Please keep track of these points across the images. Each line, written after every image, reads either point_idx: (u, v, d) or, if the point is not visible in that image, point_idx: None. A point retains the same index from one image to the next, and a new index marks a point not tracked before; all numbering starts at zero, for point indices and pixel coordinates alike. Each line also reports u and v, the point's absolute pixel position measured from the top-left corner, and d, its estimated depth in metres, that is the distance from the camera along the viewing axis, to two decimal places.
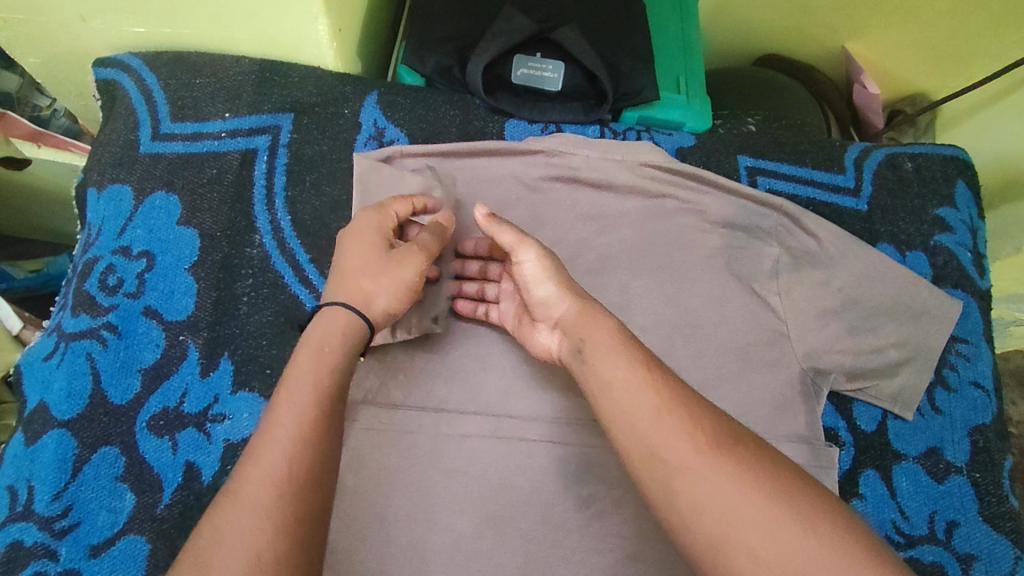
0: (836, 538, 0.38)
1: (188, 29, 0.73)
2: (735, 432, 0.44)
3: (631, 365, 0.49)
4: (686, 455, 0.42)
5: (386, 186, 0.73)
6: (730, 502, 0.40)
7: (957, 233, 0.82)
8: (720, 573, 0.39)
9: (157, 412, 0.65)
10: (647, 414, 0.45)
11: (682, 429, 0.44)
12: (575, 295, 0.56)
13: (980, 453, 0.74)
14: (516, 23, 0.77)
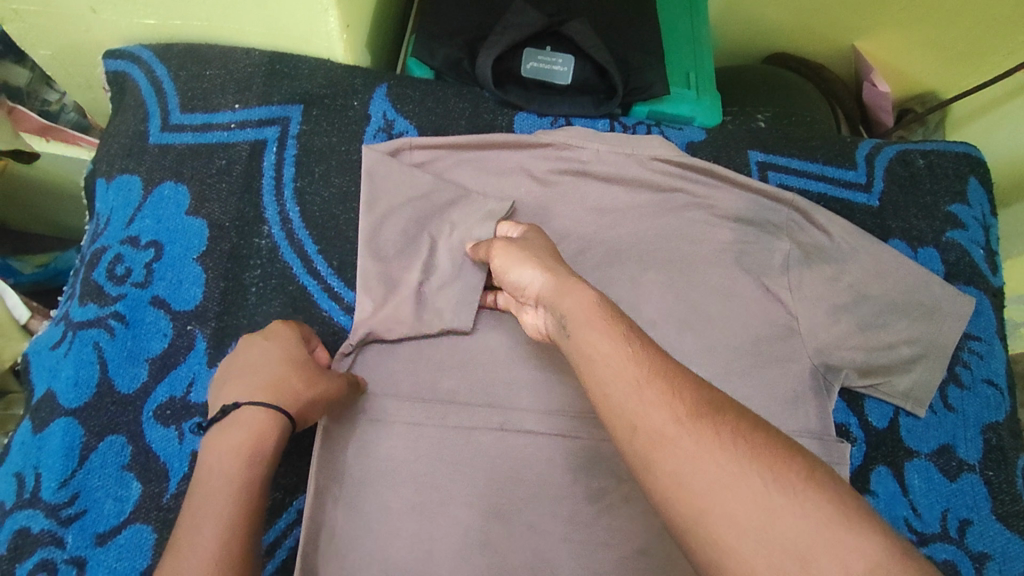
0: (819, 506, 0.36)
1: (199, 21, 0.74)
2: (717, 400, 0.42)
3: (623, 338, 0.47)
4: (662, 422, 0.41)
5: (395, 181, 0.72)
6: (706, 471, 0.38)
7: (969, 230, 0.81)
8: (701, 548, 0.37)
9: (164, 401, 0.65)
10: (628, 387, 0.44)
11: (660, 398, 0.42)
12: (554, 273, 0.57)
13: (993, 451, 0.73)
14: (526, 17, 0.77)
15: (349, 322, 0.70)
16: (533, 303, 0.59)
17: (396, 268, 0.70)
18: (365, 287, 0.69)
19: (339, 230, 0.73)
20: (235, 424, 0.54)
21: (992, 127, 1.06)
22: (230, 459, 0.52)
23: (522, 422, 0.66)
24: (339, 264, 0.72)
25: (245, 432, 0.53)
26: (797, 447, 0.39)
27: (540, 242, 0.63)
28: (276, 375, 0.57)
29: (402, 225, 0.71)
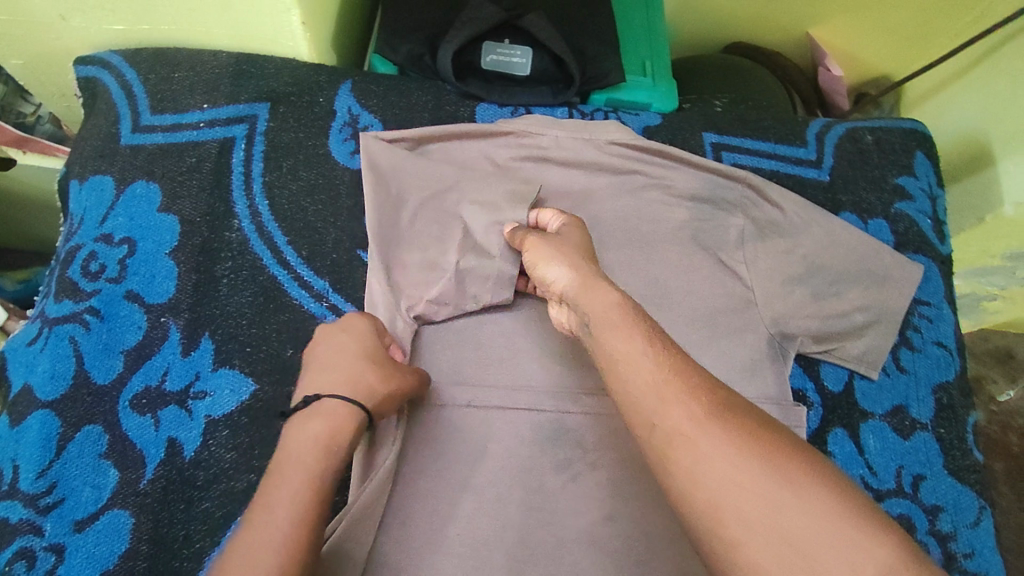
0: (826, 506, 0.38)
1: (167, 25, 0.76)
2: (734, 403, 0.45)
3: (644, 338, 0.50)
4: (682, 421, 0.44)
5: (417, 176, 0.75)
6: (722, 469, 0.41)
7: (916, 202, 0.85)
8: (713, 541, 0.40)
9: (140, 391, 0.66)
10: (650, 386, 0.46)
11: (680, 397, 0.45)
12: (580, 271, 0.59)
13: (944, 410, 0.76)
14: (484, 11, 0.80)
15: (318, 309, 0.72)
16: (558, 298, 0.61)
17: (435, 250, 0.72)
18: (406, 272, 0.72)
19: (308, 222, 0.75)
20: (314, 413, 0.56)
21: (942, 105, 1.10)
22: (310, 448, 0.53)
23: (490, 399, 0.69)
24: (308, 254, 0.74)
25: (325, 421, 0.55)
26: (807, 452, 0.42)
27: (576, 237, 0.65)
28: (351, 370, 0.59)
29: (435, 213, 0.74)
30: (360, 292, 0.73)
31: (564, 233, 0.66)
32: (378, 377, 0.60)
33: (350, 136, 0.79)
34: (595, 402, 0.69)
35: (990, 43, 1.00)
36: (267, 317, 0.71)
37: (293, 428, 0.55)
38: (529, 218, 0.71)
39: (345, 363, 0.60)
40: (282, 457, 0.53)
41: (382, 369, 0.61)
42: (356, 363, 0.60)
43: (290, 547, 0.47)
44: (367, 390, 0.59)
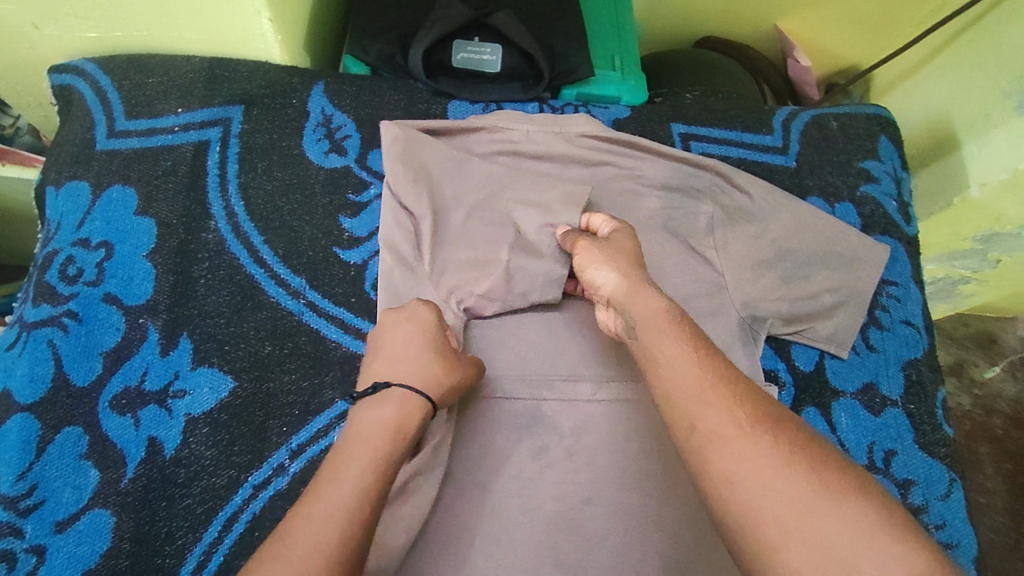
0: (860, 515, 0.40)
1: (140, 31, 0.77)
2: (775, 411, 0.47)
3: (689, 346, 0.53)
4: (722, 425, 0.46)
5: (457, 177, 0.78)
6: (758, 472, 0.43)
7: (881, 184, 0.87)
8: (748, 541, 0.41)
9: (119, 391, 0.67)
10: (691, 390, 0.49)
11: (721, 403, 0.47)
12: (629, 276, 0.62)
13: (914, 386, 0.78)
14: (453, 11, 0.81)
15: (295, 306, 0.73)
16: (605, 302, 0.64)
17: (484, 248, 0.74)
18: (456, 270, 0.74)
19: (283, 221, 0.76)
20: (384, 398, 0.57)
21: (910, 92, 1.13)
22: (379, 432, 0.54)
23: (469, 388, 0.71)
24: (284, 252, 0.75)
25: (393, 406, 0.56)
26: (844, 464, 0.43)
27: (626, 241, 0.67)
28: (418, 360, 0.61)
29: (479, 213, 0.76)
30: (337, 288, 0.74)
31: (613, 236, 0.68)
32: (443, 370, 0.61)
33: (323, 136, 0.81)
34: (573, 388, 0.72)
35: (951, 30, 1.04)
36: (245, 315, 0.72)
37: (362, 411, 0.56)
38: (582, 221, 0.73)
39: (412, 352, 0.61)
40: (350, 442, 0.54)
41: (446, 362, 0.62)
42: (423, 354, 0.61)
43: (353, 520, 0.48)
44: (432, 381, 0.60)
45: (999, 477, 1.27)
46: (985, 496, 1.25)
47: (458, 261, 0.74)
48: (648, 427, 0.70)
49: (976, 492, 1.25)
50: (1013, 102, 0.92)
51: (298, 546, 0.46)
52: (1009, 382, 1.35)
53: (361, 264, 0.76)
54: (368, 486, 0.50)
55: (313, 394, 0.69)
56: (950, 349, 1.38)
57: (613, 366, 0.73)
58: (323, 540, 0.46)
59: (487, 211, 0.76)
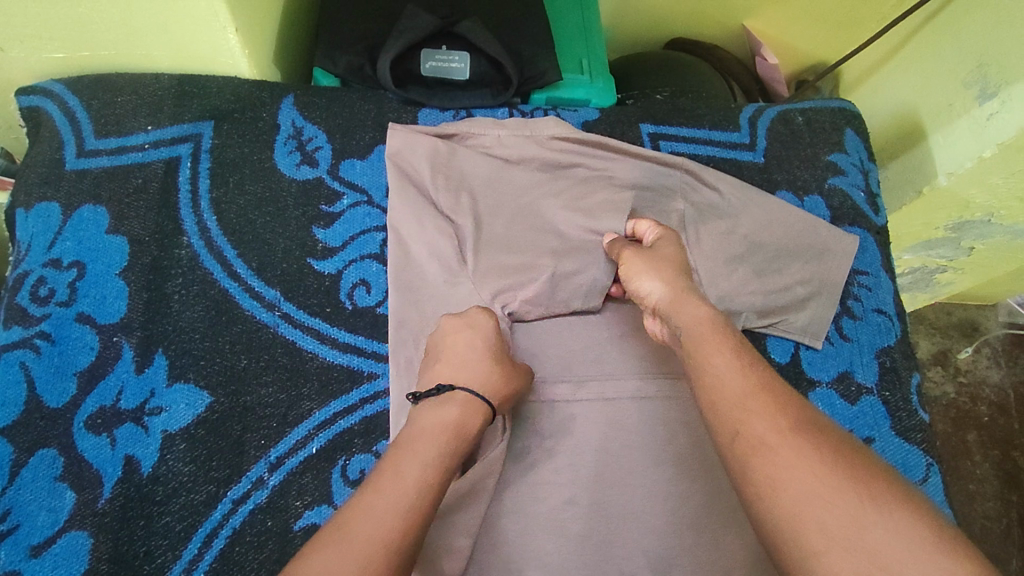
0: (906, 524, 0.41)
1: (107, 50, 0.77)
2: (819, 421, 0.49)
3: (735, 353, 0.56)
4: (766, 432, 0.48)
5: (502, 185, 0.79)
6: (800, 475, 0.45)
7: (849, 176, 0.89)
8: (791, 544, 0.43)
9: (94, 411, 0.67)
10: (735, 396, 0.52)
11: (765, 410, 0.50)
12: (673, 284, 0.65)
13: (888, 372, 0.79)
14: (420, 20, 0.82)
15: (271, 318, 0.73)
16: (650, 310, 0.67)
17: (530, 254, 0.76)
18: (499, 274, 0.75)
19: (257, 234, 0.76)
20: (448, 399, 0.61)
21: (877, 86, 1.15)
22: (441, 433, 0.57)
23: None
24: (258, 264, 0.75)
25: (454, 408, 0.60)
26: (890, 476, 0.44)
27: (672, 251, 0.69)
28: (477, 364, 0.64)
29: (518, 218, 0.78)
30: (312, 299, 0.74)
31: (658, 245, 0.70)
32: (501, 376, 0.64)
33: (294, 148, 0.81)
34: (552, 389, 0.73)
35: (912, 24, 1.06)
36: (219, 330, 0.71)
37: (426, 410, 0.60)
38: (628, 227, 0.76)
39: (472, 356, 0.65)
40: (412, 442, 0.56)
41: (504, 367, 0.65)
42: (482, 358, 0.65)
43: (410, 511, 0.50)
44: (490, 384, 0.63)
45: (987, 463, 1.29)
46: (975, 483, 1.27)
47: (502, 265, 0.75)
48: (629, 425, 0.71)
49: (965, 479, 1.27)
50: (974, 92, 0.94)
51: (361, 530, 0.47)
52: (993, 368, 1.37)
53: (336, 274, 0.76)
54: (424, 482, 0.52)
55: (291, 406, 0.69)
56: (934, 339, 1.39)
57: (591, 367, 0.75)
58: (385, 526, 0.48)
59: (517, 215, 0.78)
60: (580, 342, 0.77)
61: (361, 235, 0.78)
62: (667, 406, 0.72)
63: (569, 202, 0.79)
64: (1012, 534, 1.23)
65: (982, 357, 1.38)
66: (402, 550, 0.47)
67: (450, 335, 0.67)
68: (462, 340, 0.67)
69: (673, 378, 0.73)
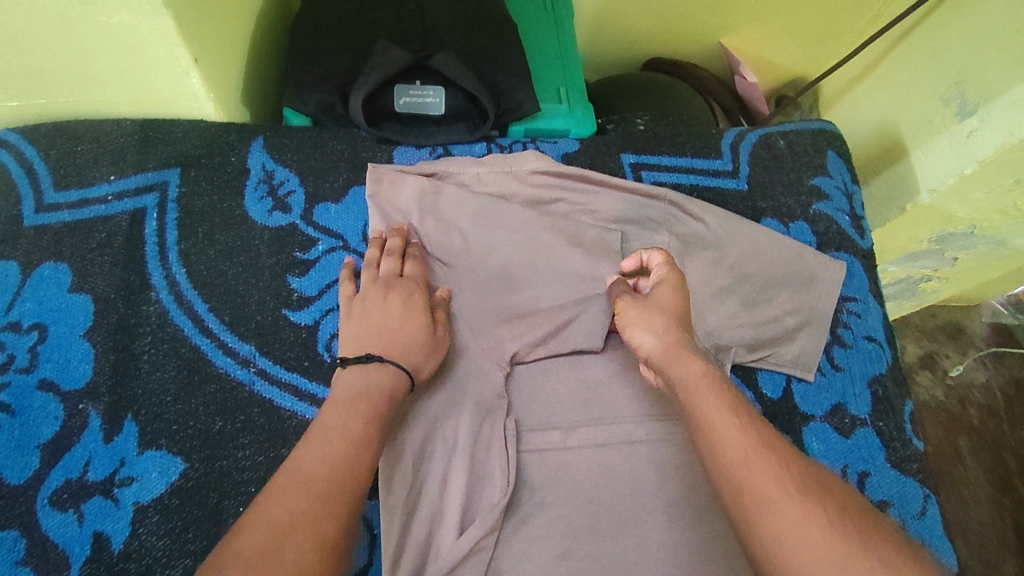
0: None
1: (65, 97, 0.74)
2: (821, 477, 0.47)
3: (730, 408, 0.53)
4: (772, 490, 0.46)
5: (494, 223, 0.77)
6: (813, 538, 0.43)
7: (833, 200, 0.88)
8: None
9: (59, 486, 0.63)
10: (737, 451, 0.49)
11: (770, 467, 0.47)
12: (668, 336, 0.62)
13: (881, 402, 0.78)
14: (392, 56, 0.80)
15: (246, 375, 0.70)
16: (645, 361, 0.65)
17: (519, 299, 0.76)
18: (492, 320, 0.75)
19: (228, 286, 0.73)
20: (375, 368, 0.61)
21: (857, 100, 1.14)
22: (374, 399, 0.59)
23: (430, 447, 0.68)
24: (231, 318, 0.72)
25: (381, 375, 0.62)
26: (896, 536, 0.43)
27: (672, 292, 0.66)
28: (405, 339, 0.65)
29: (512, 258, 0.77)
30: (288, 352, 0.71)
31: (656, 289, 0.67)
32: (423, 351, 0.66)
33: (265, 194, 0.78)
34: (541, 437, 0.72)
35: (889, 39, 1.06)
36: (192, 391, 0.68)
37: (352, 376, 0.61)
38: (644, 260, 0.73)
39: (399, 330, 0.66)
40: (340, 397, 0.59)
41: (428, 341, 0.67)
42: (407, 330, 0.66)
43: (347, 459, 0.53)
44: (411, 355, 0.65)
45: (979, 466, 1.28)
46: (969, 488, 1.26)
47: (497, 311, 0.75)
48: (620, 471, 0.69)
49: (959, 483, 1.26)
50: (952, 109, 0.94)
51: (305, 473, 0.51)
52: (980, 370, 1.37)
53: (313, 325, 0.73)
54: (357, 440, 0.55)
55: (270, 469, 0.66)
56: (922, 343, 1.39)
57: (579, 411, 0.73)
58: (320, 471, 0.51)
59: (506, 255, 0.77)
60: (569, 387, 0.75)
61: (337, 282, 0.75)
62: (658, 449, 0.71)
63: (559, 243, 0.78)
64: (1007, 538, 1.21)
65: (969, 359, 1.38)
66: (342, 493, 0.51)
67: (379, 306, 0.67)
68: (393, 313, 0.67)
69: (663, 420, 0.72)
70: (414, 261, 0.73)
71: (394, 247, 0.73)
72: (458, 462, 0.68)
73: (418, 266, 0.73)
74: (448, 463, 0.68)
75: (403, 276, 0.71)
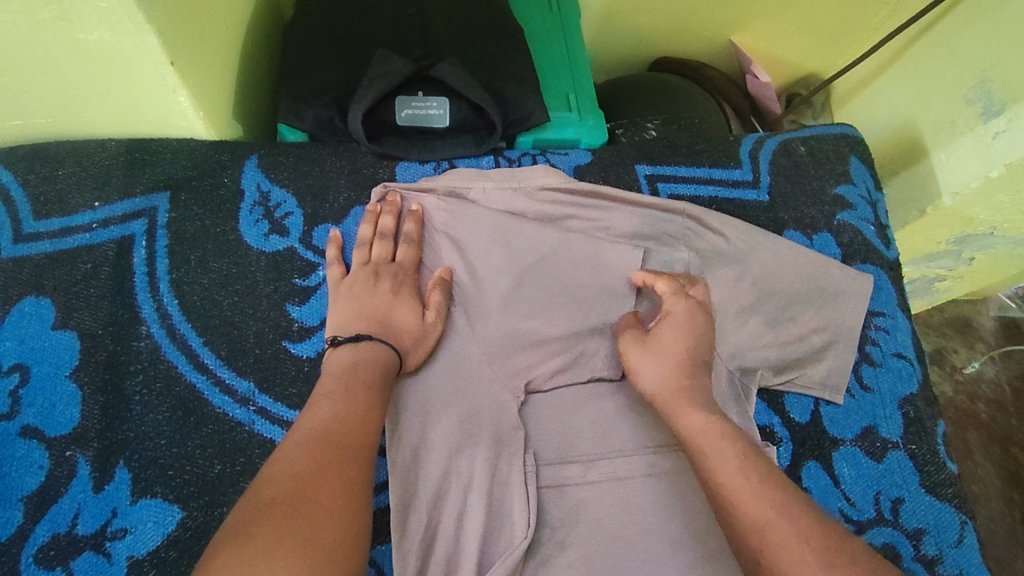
0: None
1: (43, 118, 0.69)
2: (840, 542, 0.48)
3: (746, 468, 0.52)
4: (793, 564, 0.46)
5: (510, 244, 0.74)
6: None
7: (858, 209, 0.84)
8: None
9: (46, 542, 0.59)
10: (755, 519, 0.49)
11: (790, 537, 0.47)
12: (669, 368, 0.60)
13: (913, 424, 0.74)
14: (392, 66, 0.75)
15: (245, 414, 0.65)
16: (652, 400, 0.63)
17: (536, 322, 0.72)
18: (506, 346, 0.71)
19: (224, 318, 0.69)
20: (365, 345, 0.62)
21: (872, 97, 1.10)
22: (374, 367, 0.61)
23: (445, 486, 0.64)
24: (228, 353, 0.68)
25: (375, 350, 0.62)
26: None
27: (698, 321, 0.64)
28: (399, 322, 0.66)
29: (527, 279, 0.73)
30: (290, 388, 0.67)
31: (660, 323, 0.63)
32: (410, 337, 0.66)
33: (261, 216, 0.73)
34: (560, 472, 0.68)
35: (908, 35, 1.01)
36: (187, 433, 0.64)
37: (344, 352, 0.62)
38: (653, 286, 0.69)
39: (389, 310, 0.67)
40: (338, 362, 0.61)
41: (415, 327, 0.67)
42: (394, 315, 0.66)
43: (354, 412, 0.56)
44: (400, 339, 0.65)
45: (989, 462, 1.21)
46: (978, 484, 1.19)
47: (513, 336, 0.71)
48: (646, 507, 0.65)
49: (971, 481, 1.19)
50: (978, 109, 0.88)
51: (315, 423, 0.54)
52: (989, 365, 1.30)
53: (315, 357, 0.69)
54: (363, 413, 0.56)
55: None
56: (929, 336, 1.32)
57: (598, 443, 0.70)
58: (330, 420, 0.54)
59: (518, 278, 0.73)
60: (586, 417, 0.72)
61: None
62: (683, 481, 0.67)
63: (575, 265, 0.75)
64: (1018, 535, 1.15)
65: (978, 353, 1.31)
66: (355, 439, 0.53)
67: (367, 290, 0.67)
68: (380, 297, 0.67)
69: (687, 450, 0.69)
70: (408, 245, 0.71)
71: (384, 228, 0.72)
72: (475, 501, 0.63)
73: (411, 250, 0.71)
74: (463, 500, 0.64)
75: (394, 262, 0.70)
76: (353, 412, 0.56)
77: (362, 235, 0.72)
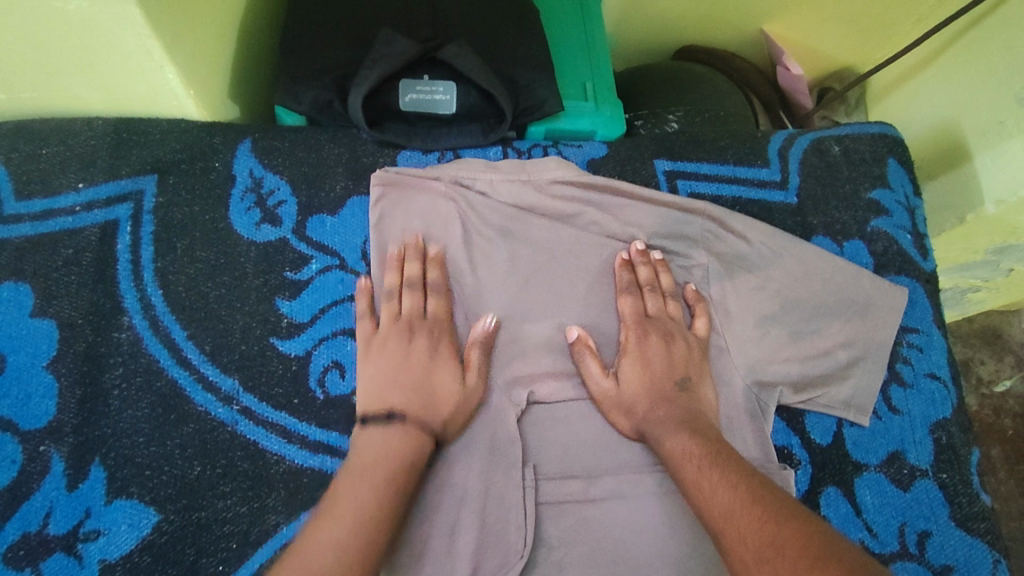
0: None
1: (25, 93, 0.65)
2: (794, 510, 0.46)
3: (722, 472, 0.53)
4: (750, 537, 0.45)
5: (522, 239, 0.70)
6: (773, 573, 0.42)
7: (894, 216, 0.77)
8: None
9: (16, 540, 0.57)
10: (721, 509, 0.50)
11: (746, 517, 0.47)
12: (648, 389, 0.63)
13: (945, 451, 0.69)
14: (397, 47, 0.69)
15: (228, 414, 0.62)
16: (635, 427, 0.63)
17: (540, 327, 0.68)
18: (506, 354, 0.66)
19: (210, 311, 0.65)
20: (402, 428, 0.58)
21: (912, 94, 1.02)
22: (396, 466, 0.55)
23: (437, 496, 0.60)
24: (212, 348, 0.64)
25: (407, 436, 0.57)
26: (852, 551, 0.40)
27: (652, 347, 0.65)
28: (440, 395, 0.61)
29: (536, 280, 0.69)
30: (277, 388, 0.63)
31: (618, 365, 0.65)
32: (451, 405, 0.61)
33: (253, 205, 0.69)
34: (560, 487, 0.63)
35: (956, 28, 0.92)
36: (166, 432, 0.61)
37: (375, 434, 0.57)
38: (664, 282, 0.69)
39: (427, 379, 0.61)
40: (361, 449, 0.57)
41: (456, 391, 0.62)
42: (435, 382, 0.61)
43: (373, 520, 0.51)
44: (437, 412, 0.60)
45: (1013, 479, 1.13)
46: (1000, 501, 1.12)
47: (516, 341, 0.67)
48: (648, 529, 0.61)
49: (993, 500, 1.12)
50: None
51: (325, 528, 0.49)
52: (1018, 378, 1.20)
53: (304, 356, 0.65)
54: (366, 540, 0.49)
55: (254, 522, 0.59)
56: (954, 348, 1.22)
57: (602, 458, 0.64)
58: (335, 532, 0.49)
59: (524, 279, 0.69)
60: (590, 428, 0.66)
61: (332, 307, 0.67)
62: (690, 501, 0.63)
63: (585, 268, 0.70)
64: None
65: (1006, 367, 1.20)
66: (360, 549, 0.48)
67: (403, 351, 0.62)
68: (419, 360, 0.62)
69: None
70: (439, 295, 0.66)
71: (409, 275, 0.66)
72: (468, 514, 0.59)
73: (447, 303, 0.66)
74: (456, 511, 0.60)
75: (428, 315, 0.65)
76: (364, 517, 0.51)
77: (386, 284, 0.65)
